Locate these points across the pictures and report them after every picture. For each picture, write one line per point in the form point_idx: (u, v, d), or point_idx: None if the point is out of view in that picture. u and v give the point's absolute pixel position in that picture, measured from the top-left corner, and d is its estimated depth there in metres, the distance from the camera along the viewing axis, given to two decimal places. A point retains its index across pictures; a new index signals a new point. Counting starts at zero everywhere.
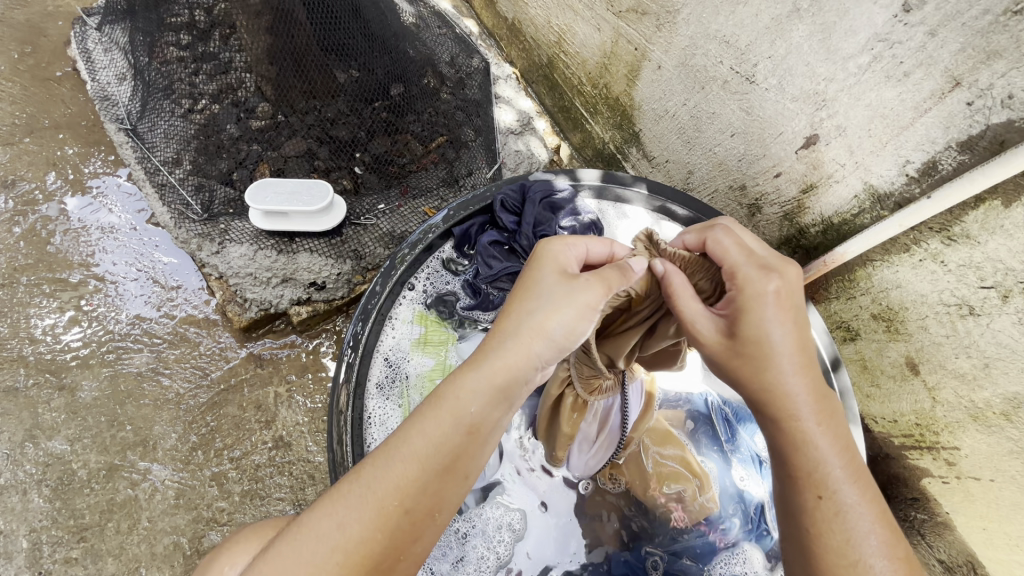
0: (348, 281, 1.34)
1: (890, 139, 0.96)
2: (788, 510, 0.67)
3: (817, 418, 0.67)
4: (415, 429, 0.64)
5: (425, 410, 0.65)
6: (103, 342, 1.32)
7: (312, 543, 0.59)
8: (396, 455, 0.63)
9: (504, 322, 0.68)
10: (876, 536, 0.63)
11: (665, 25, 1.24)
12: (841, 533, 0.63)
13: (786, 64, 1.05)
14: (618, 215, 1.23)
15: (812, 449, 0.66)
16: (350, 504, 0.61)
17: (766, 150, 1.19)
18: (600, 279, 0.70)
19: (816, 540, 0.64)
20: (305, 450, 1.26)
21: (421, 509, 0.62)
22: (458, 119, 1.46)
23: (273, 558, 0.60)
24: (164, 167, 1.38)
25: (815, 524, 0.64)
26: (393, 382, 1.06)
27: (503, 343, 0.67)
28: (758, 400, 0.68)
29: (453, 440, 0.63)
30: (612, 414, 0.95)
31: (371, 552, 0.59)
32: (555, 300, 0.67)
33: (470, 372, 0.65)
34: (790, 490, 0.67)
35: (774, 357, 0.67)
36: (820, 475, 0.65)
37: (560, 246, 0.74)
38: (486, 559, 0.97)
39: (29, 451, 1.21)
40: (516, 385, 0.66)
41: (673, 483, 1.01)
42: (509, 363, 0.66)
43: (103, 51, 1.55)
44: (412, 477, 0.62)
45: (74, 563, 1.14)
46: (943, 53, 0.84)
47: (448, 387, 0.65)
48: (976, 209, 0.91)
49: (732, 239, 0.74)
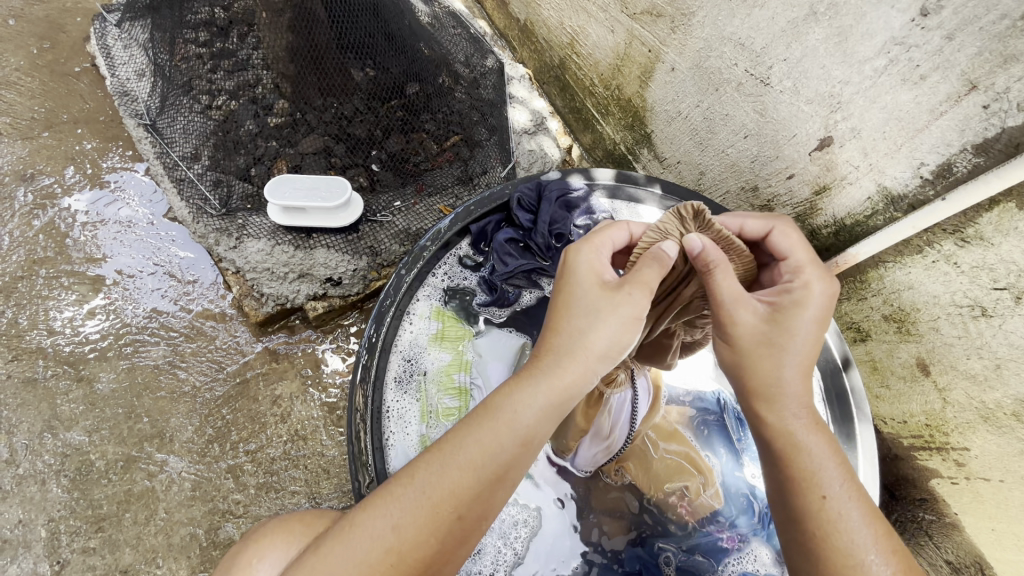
0: (363, 278, 1.35)
1: (905, 141, 0.98)
2: (788, 513, 0.68)
3: (812, 420, 0.69)
4: (469, 438, 0.64)
5: (478, 419, 0.65)
6: (120, 334, 1.33)
7: (366, 544, 0.61)
8: (450, 462, 0.63)
9: (553, 339, 0.68)
10: (876, 535, 0.64)
11: (680, 27, 1.25)
12: (846, 534, 0.64)
13: (801, 67, 1.06)
14: (632, 214, 1.24)
15: (812, 450, 0.68)
16: (403, 506, 0.62)
17: (779, 151, 1.21)
18: (644, 287, 0.68)
19: (821, 542, 0.64)
20: (320, 444, 1.27)
21: (473, 516, 0.62)
22: (472, 119, 1.47)
23: (326, 555, 0.61)
24: (182, 162, 1.40)
25: (819, 525, 0.65)
26: (411, 377, 1.07)
27: (556, 360, 0.66)
28: (760, 397, 0.70)
29: (509, 452, 0.63)
30: (624, 413, 0.94)
31: (424, 554, 0.60)
32: (602, 316, 0.66)
33: (526, 386, 0.65)
34: (794, 493, 0.67)
35: (786, 354, 0.68)
36: (820, 477, 0.66)
37: (591, 254, 0.72)
38: (503, 554, 0.98)
39: (48, 441, 1.22)
40: (571, 402, 0.66)
41: (677, 479, 1.01)
42: (568, 379, 0.65)
43: (122, 47, 1.56)
44: (467, 485, 0.62)
45: (92, 552, 1.15)
46: (960, 56, 0.85)
47: (504, 400, 0.65)
48: (990, 211, 0.92)
49: (795, 236, 0.78)
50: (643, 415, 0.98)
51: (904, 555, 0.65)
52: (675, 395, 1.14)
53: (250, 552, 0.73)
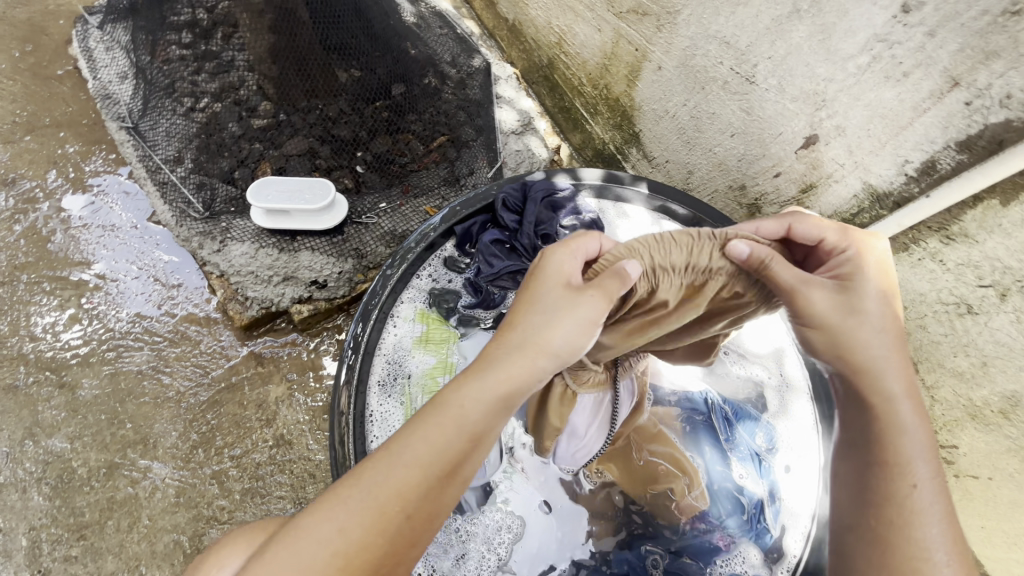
0: (349, 280, 1.34)
1: (890, 139, 0.97)
2: (870, 495, 0.72)
3: (916, 407, 0.71)
4: (416, 434, 0.62)
5: (425, 416, 0.64)
6: (103, 340, 1.32)
7: (311, 548, 0.58)
8: (396, 459, 0.61)
9: (503, 336, 0.68)
10: (949, 534, 0.67)
11: (666, 26, 1.25)
12: (926, 524, 0.67)
13: (786, 65, 1.06)
14: (619, 215, 1.23)
15: (909, 434, 0.70)
16: (350, 508, 0.60)
17: (766, 150, 1.20)
18: (605, 293, 0.66)
19: (900, 529, 0.68)
20: (306, 448, 1.26)
21: (423, 514, 0.61)
22: (459, 119, 1.47)
23: (271, 560, 0.58)
24: (165, 165, 1.37)
25: (903, 511, 0.68)
26: (394, 380, 1.05)
27: (505, 356, 0.66)
28: (865, 377, 0.72)
29: (455, 446, 0.62)
30: (601, 410, 0.94)
31: (373, 555, 0.58)
32: (557, 315, 0.67)
33: (472, 380, 0.65)
34: (880, 475, 0.71)
35: (878, 336, 0.71)
36: (911, 463, 0.69)
37: (563, 258, 0.72)
38: (487, 560, 0.98)
39: (29, 449, 1.21)
40: (517, 397, 0.66)
41: (661, 482, 1.01)
42: (513, 373, 0.65)
43: (104, 50, 1.54)
44: (413, 482, 0.60)
45: (74, 561, 1.13)
46: (943, 53, 0.84)
47: (451, 395, 0.64)
48: (974, 209, 0.92)
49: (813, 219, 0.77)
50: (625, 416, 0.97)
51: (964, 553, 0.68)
52: (662, 394, 1.12)
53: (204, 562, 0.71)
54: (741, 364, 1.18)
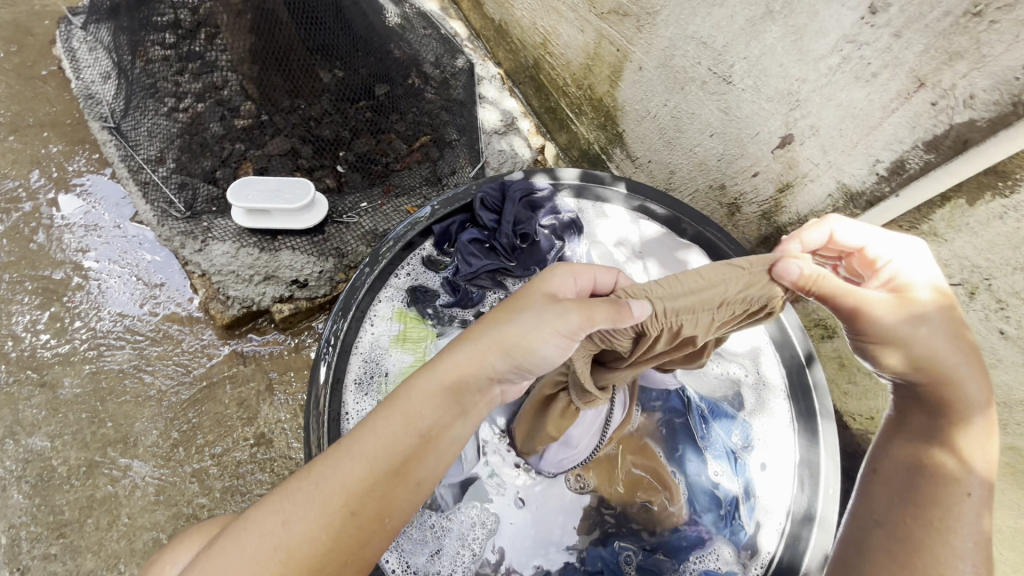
0: (330, 279, 1.35)
1: (861, 139, 0.98)
2: (910, 494, 0.74)
3: (988, 428, 0.73)
4: (368, 429, 0.63)
5: (378, 412, 0.65)
6: (85, 339, 1.32)
7: (255, 541, 0.58)
8: (345, 454, 0.62)
9: (464, 335, 0.70)
10: (984, 550, 0.68)
11: (646, 26, 1.25)
12: (961, 532, 0.69)
13: (761, 66, 1.07)
14: (598, 214, 1.25)
15: (970, 450, 0.72)
16: (297, 502, 0.60)
17: (744, 150, 1.21)
18: (581, 307, 0.66)
19: (935, 532, 0.70)
20: (287, 446, 1.27)
21: (368, 511, 0.60)
22: (442, 119, 1.48)
23: (217, 554, 0.58)
24: (147, 165, 1.38)
25: (941, 513, 0.70)
26: (371, 379, 1.06)
27: (459, 352, 0.67)
28: (935, 388, 0.74)
29: (404, 442, 0.63)
30: (597, 422, 0.98)
31: (315, 552, 0.58)
32: (524, 319, 0.67)
33: (424, 375, 0.66)
34: (931, 479, 0.73)
35: (948, 353, 0.73)
36: (964, 476, 0.71)
37: (559, 277, 0.72)
38: (461, 555, 0.98)
39: (9, 447, 1.21)
40: (468, 393, 0.67)
41: (641, 490, 1.04)
42: (464, 368, 0.67)
43: (87, 50, 1.55)
44: (360, 477, 0.61)
45: (53, 559, 1.14)
46: (908, 54, 0.85)
47: (403, 391, 0.66)
48: (942, 208, 0.93)
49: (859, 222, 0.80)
50: (616, 427, 1.00)
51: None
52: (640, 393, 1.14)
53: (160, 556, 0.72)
54: (718, 362, 1.19)
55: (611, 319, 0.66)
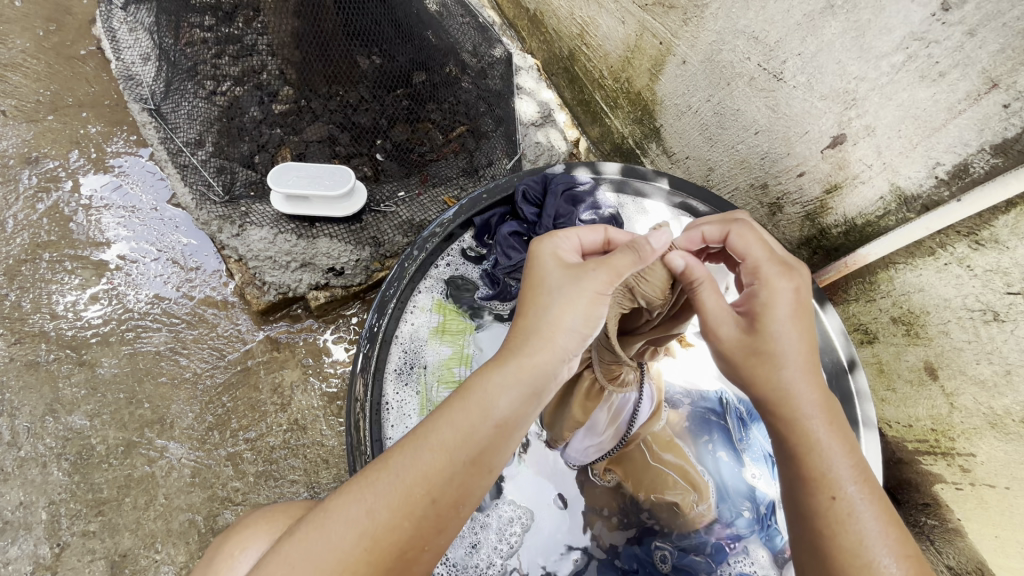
0: (366, 268, 1.35)
1: (921, 140, 0.95)
2: (796, 509, 0.66)
3: (829, 419, 0.66)
4: (444, 420, 0.63)
5: (452, 403, 0.64)
6: (122, 320, 1.34)
7: (341, 529, 0.59)
8: (423, 445, 0.62)
9: (521, 320, 0.68)
10: (894, 539, 0.62)
11: (692, 19, 1.22)
12: (856, 533, 0.61)
13: (816, 62, 1.03)
14: (638, 210, 1.22)
15: (825, 451, 0.64)
16: (378, 491, 0.61)
17: (790, 148, 1.18)
18: (609, 266, 0.67)
19: (830, 543, 0.62)
20: (320, 433, 1.27)
21: (448, 499, 0.61)
22: (479, 110, 1.46)
23: (301, 540, 0.59)
24: (186, 148, 1.40)
25: (830, 523, 0.63)
26: (411, 369, 1.06)
27: (524, 338, 0.66)
28: (771, 403, 0.67)
29: (481, 434, 0.62)
30: (624, 410, 0.93)
31: (398, 538, 0.59)
32: (564, 294, 0.66)
33: (498, 367, 0.64)
34: (802, 493, 0.65)
35: (788, 364, 0.66)
36: (831, 476, 0.63)
37: (553, 241, 0.73)
38: (499, 549, 0.98)
39: (49, 424, 1.23)
40: (540, 378, 0.64)
41: (670, 490, 0.99)
42: (536, 357, 0.65)
43: (128, 31, 1.56)
44: (439, 467, 0.61)
45: (92, 535, 1.16)
46: (981, 53, 0.82)
47: (477, 381, 0.64)
48: (1007, 213, 0.89)
49: (754, 235, 0.74)
50: (644, 419, 0.97)
51: (919, 560, 0.62)
52: (675, 394, 1.12)
53: (234, 543, 0.73)
54: None
55: (636, 265, 0.68)
